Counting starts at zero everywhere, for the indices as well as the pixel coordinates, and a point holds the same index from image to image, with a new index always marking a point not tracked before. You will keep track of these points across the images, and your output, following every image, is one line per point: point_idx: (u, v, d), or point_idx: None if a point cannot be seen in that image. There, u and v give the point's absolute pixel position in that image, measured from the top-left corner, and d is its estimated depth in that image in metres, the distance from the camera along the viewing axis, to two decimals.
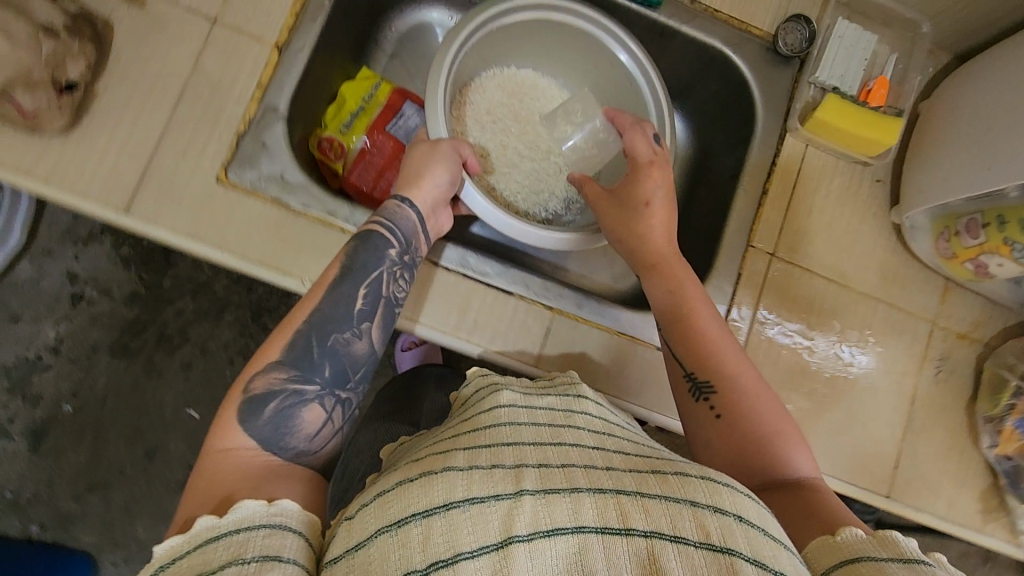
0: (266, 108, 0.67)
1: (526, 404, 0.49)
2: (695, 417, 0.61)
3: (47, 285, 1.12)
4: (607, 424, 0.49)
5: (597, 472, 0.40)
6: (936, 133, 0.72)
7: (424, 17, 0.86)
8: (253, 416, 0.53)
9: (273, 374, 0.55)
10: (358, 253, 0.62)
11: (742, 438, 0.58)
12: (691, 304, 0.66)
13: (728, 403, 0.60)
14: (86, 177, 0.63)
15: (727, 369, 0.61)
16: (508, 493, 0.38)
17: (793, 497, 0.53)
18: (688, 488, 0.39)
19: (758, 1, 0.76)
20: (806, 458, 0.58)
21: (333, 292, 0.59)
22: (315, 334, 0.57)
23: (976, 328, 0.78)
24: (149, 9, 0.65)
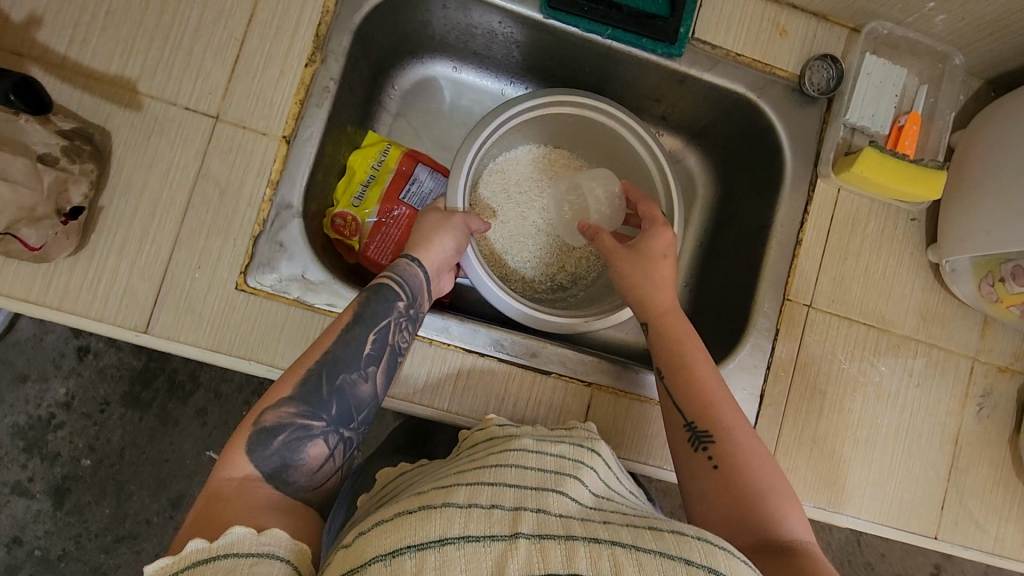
0: (279, 206, 0.63)
1: (536, 450, 0.49)
2: (689, 466, 0.58)
3: (51, 341, 1.05)
4: (611, 487, 0.50)
5: (593, 524, 0.40)
6: (972, 175, 0.70)
7: (428, 72, 0.81)
8: (259, 446, 0.50)
9: (284, 409, 0.53)
10: (369, 303, 0.59)
11: (739, 494, 0.55)
12: (691, 350, 0.63)
13: (728, 456, 0.57)
14: (98, 297, 0.60)
15: (727, 419, 0.58)
16: (504, 535, 0.37)
17: (785, 559, 0.50)
18: (683, 545, 0.39)
19: (780, 41, 0.73)
20: (798, 519, 0.55)
21: (346, 333, 0.57)
22: (326, 372, 0.55)
23: (1018, 359, 0.76)
24: (145, 111, 0.61)
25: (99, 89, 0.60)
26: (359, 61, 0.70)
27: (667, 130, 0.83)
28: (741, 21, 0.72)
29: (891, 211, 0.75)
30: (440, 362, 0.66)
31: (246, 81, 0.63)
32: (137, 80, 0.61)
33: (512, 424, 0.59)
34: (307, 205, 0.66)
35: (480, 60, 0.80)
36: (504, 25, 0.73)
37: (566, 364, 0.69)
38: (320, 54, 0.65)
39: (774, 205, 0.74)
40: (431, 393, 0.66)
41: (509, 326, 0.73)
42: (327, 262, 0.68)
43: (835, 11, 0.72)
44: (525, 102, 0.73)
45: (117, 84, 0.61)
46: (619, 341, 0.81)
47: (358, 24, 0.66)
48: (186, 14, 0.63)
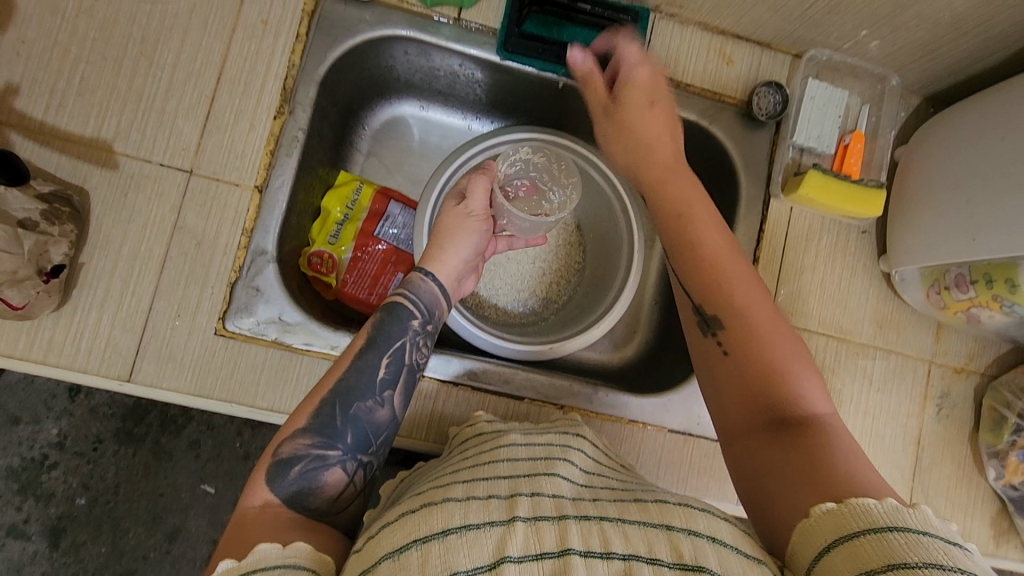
0: (254, 252, 0.66)
1: (525, 442, 0.52)
2: (703, 354, 0.55)
3: (42, 383, 1.07)
4: (599, 462, 0.52)
5: (583, 503, 0.42)
6: (914, 190, 0.73)
7: (396, 112, 0.84)
8: (277, 477, 0.51)
9: (299, 440, 0.53)
10: (382, 324, 0.59)
11: (755, 376, 0.51)
12: (700, 230, 0.59)
13: (739, 335, 0.53)
14: (82, 348, 0.62)
15: (736, 299, 0.55)
16: (501, 520, 0.39)
17: (797, 440, 0.46)
18: (667, 514, 0.41)
19: (727, 70, 0.77)
20: (821, 391, 0.50)
21: (359, 360, 0.57)
22: (339, 402, 0.55)
23: (971, 360, 0.80)
24: (121, 170, 0.64)
25: (77, 151, 0.63)
26: (327, 109, 0.74)
27: None
28: (689, 53, 0.76)
29: (842, 226, 0.78)
30: (417, 394, 0.69)
31: (217, 135, 0.66)
32: (112, 141, 0.64)
33: (500, 419, 0.62)
34: (282, 249, 0.69)
35: (445, 98, 0.83)
36: (465, 67, 0.76)
37: (538, 389, 0.71)
38: (288, 106, 0.68)
39: (730, 225, 0.77)
40: (410, 424, 0.69)
41: (482, 355, 0.76)
42: (304, 302, 0.71)
43: (777, 40, 0.76)
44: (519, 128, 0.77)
45: (93, 145, 0.64)
46: (594, 361, 0.84)
47: (323, 75, 0.69)
48: (158, 75, 0.66)
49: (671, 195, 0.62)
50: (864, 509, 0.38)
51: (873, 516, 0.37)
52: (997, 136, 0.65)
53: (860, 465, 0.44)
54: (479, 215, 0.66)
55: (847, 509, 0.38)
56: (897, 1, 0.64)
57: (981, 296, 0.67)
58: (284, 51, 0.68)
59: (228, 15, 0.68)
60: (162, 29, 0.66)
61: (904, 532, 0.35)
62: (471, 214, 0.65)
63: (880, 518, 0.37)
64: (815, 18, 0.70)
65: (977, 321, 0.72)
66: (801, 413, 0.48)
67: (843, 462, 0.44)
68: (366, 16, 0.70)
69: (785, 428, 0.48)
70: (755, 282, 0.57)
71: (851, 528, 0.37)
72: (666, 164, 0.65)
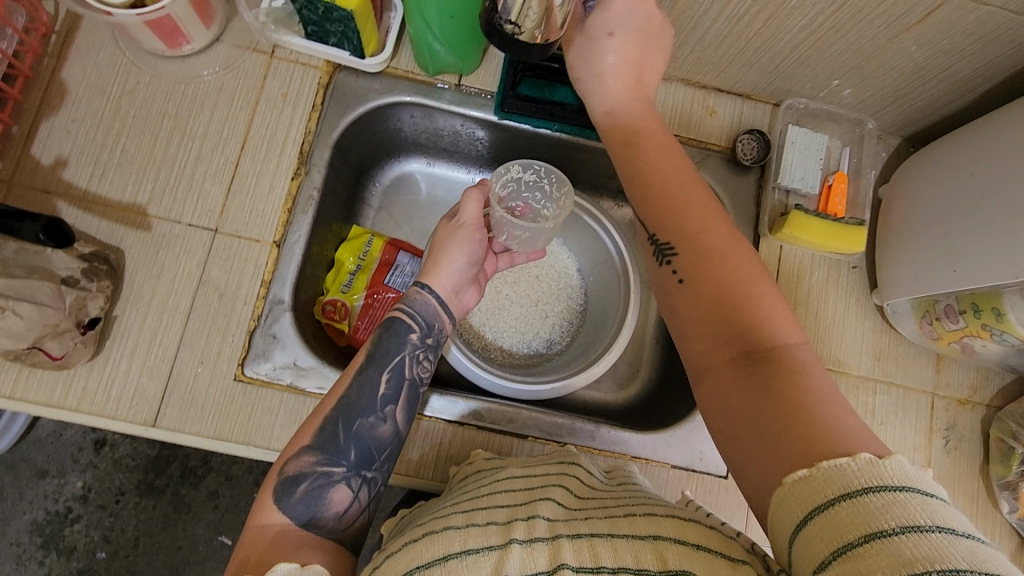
0: (272, 302, 0.71)
1: (525, 473, 0.54)
2: (662, 285, 0.61)
3: (69, 436, 1.11)
4: (593, 487, 0.54)
5: (575, 522, 0.44)
6: (898, 225, 0.76)
7: (404, 169, 0.90)
8: (284, 496, 0.55)
9: (304, 458, 0.56)
10: (381, 340, 0.63)
11: (723, 316, 0.55)
12: (664, 189, 0.63)
13: (694, 269, 0.58)
14: (112, 397, 0.66)
15: (693, 233, 0.60)
16: (498, 544, 0.42)
17: (764, 370, 0.49)
18: (654, 525, 0.43)
19: (711, 120, 0.82)
20: (790, 322, 0.53)
21: (359, 376, 0.61)
22: (341, 419, 0.59)
23: (975, 391, 0.80)
24: (153, 231, 0.70)
25: (115, 215, 0.70)
26: (340, 169, 0.80)
27: (625, 201, 0.91)
28: (674, 106, 0.82)
29: (833, 262, 0.81)
30: (423, 434, 0.71)
31: (240, 197, 0.73)
32: (147, 205, 0.71)
33: (498, 458, 0.65)
34: (297, 298, 0.74)
35: (450, 154, 0.89)
36: (467, 126, 0.83)
37: (541, 427, 0.74)
38: (304, 168, 0.74)
39: None
40: (418, 464, 0.71)
41: (487, 396, 0.78)
42: (318, 347, 0.75)
43: (756, 91, 0.82)
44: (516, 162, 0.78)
45: (130, 209, 0.70)
46: (598, 399, 0.86)
47: (336, 139, 0.76)
48: (189, 144, 0.73)
49: (641, 157, 0.65)
50: (838, 471, 0.38)
51: (848, 480, 0.38)
52: (966, 173, 0.68)
53: (822, 393, 0.47)
54: (470, 224, 0.69)
55: (818, 474, 0.39)
56: (862, 53, 0.69)
57: (971, 326, 0.68)
58: (301, 119, 0.75)
59: (252, 90, 0.75)
60: (193, 105, 0.74)
61: (881, 493, 0.36)
62: (463, 223, 0.68)
63: (853, 483, 0.37)
64: (789, 71, 0.75)
65: (972, 351, 0.73)
66: (768, 343, 0.51)
67: (809, 392, 0.47)
68: (375, 85, 0.77)
69: (752, 359, 0.51)
70: (720, 226, 0.60)
71: (829, 495, 0.38)
72: (642, 136, 0.66)
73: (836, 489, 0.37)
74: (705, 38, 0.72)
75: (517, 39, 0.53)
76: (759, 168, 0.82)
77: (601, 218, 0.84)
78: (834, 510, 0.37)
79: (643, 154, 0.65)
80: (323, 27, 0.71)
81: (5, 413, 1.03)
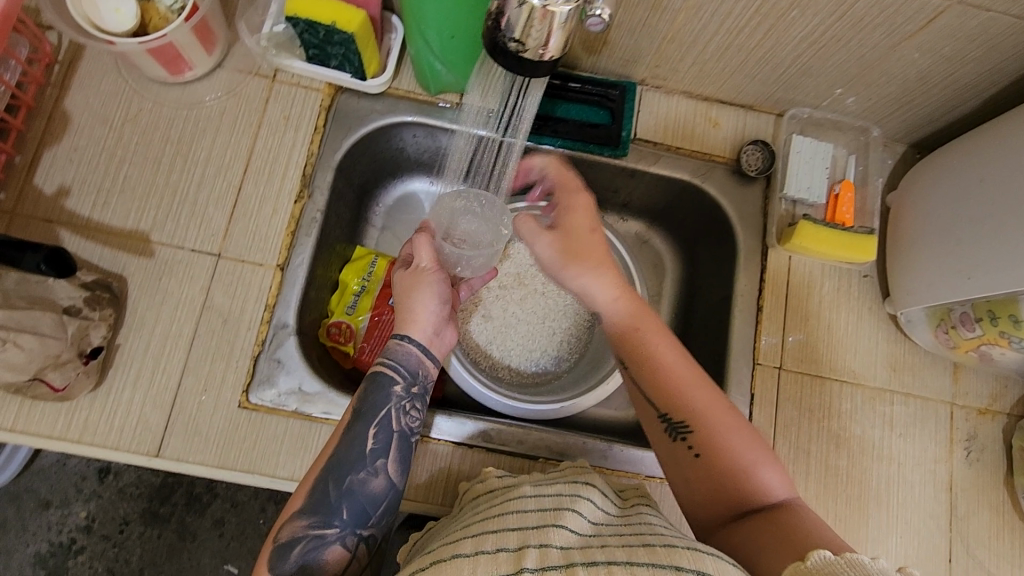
0: (276, 326, 0.70)
1: (536, 493, 0.52)
2: (671, 456, 0.57)
3: (73, 465, 1.10)
4: (608, 512, 0.52)
5: (592, 550, 0.43)
6: (907, 232, 0.75)
7: (407, 188, 0.90)
8: (279, 560, 0.54)
9: (297, 522, 0.56)
10: (366, 394, 0.61)
11: (721, 472, 0.54)
12: (654, 344, 0.61)
13: (707, 441, 0.56)
14: (115, 427, 0.65)
15: (696, 406, 0.57)
16: (509, 573, 0.40)
17: (765, 522, 0.50)
18: (674, 556, 0.41)
19: (714, 132, 0.82)
20: (779, 473, 0.55)
21: (347, 433, 0.60)
22: (331, 477, 0.58)
23: (995, 400, 0.78)
24: (156, 257, 0.70)
25: (118, 242, 0.70)
26: (343, 191, 0.80)
27: (630, 216, 0.91)
28: (676, 119, 0.81)
29: (843, 271, 0.80)
30: (432, 457, 0.70)
31: (243, 221, 0.72)
32: (150, 231, 0.70)
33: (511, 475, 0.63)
34: (302, 322, 0.73)
35: None
36: None
37: (552, 447, 0.72)
38: (307, 190, 0.74)
39: (732, 276, 0.80)
40: (427, 489, 0.69)
41: (496, 416, 0.77)
42: (323, 371, 0.74)
43: (759, 102, 0.81)
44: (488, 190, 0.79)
45: (132, 236, 0.70)
46: (609, 418, 0.85)
47: (338, 160, 0.76)
48: (191, 170, 0.73)
49: (622, 311, 0.64)
50: (857, 562, 0.40)
51: (867, 566, 0.40)
52: (976, 178, 0.67)
53: (825, 534, 0.47)
54: (430, 267, 0.68)
55: (836, 563, 0.41)
56: (865, 62, 0.69)
57: (988, 333, 0.67)
58: (304, 142, 0.75)
59: (254, 114, 0.75)
60: (195, 130, 0.74)
61: None
62: (422, 268, 0.67)
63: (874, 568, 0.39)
64: (791, 80, 0.75)
65: (989, 359, 0.72)
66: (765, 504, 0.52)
67: (807, 529, 0.48)
68: (377, 106, 0.77)
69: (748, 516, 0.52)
70: (717, 398, 0.58)
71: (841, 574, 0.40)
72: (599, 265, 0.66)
73: (853, 572, 0.40)
74: (707, 50, 0.72)
75: (523, 56, 0.50)
76: (765, 179, 0.81)
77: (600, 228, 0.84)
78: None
79: (632, 315, 0.63)
80: (324, 50, 0.71)
81: (7, 444, 1.02)
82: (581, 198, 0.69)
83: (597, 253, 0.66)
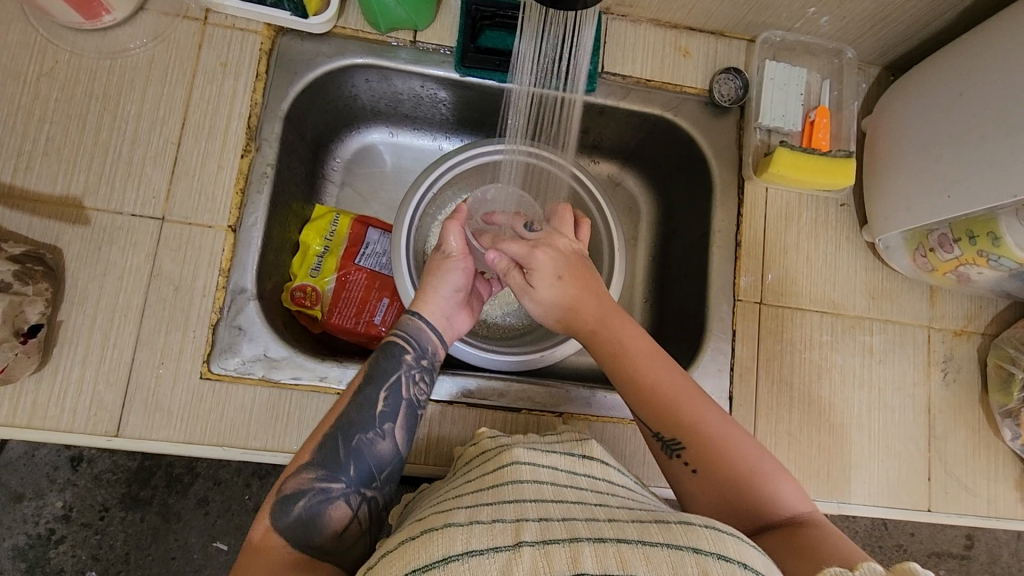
0: (234, 291, 0.65)
1: (533, 460, 0.49)
2: (674, 475, 0.55)
3: (43, 455, 0.99)
4: (612, 485, 0.49)
5: (599, 524, 0.40)
6: (884, 155, 0.74)
7: (366, 140, 0.84)
8: (281, 514, 0.51)
9: (303, 475, 0.53)
10: (377, 360, 0.60)
11: (731, 482, 0.52)
12: (644, 368, 0.57)
13: (705, 457, 0.53)
14: (67, 408, 0.61)
15: (694, 422, 0.55)
16: (507, 545, 0.37)
17: (787, 535, 0.48)
18: (691, 535, 0.38)
19: (685, 62, 0.78)
20: (795, 491, 0.52)
21: (358, 396, 0.57)
22: (341, 434, 0.55)
23: (971, 321, 0.78)
24: (93, 224, 0.64)
25: (49, 211, 0.64)
26: (295, 144, 0.74)
27: (602, 157, 0.87)
28: (645, 50, 0.77)
29: (820, 201, 0.78)
30: None
31: (187, 180, 0.67)
32: (82, 197, 0.64)
33: (503, 434, 0.59)
34: (262, 286, 0.68)
35: (413, 121, 0.83)
36: (427, 88, 0.76)
37: (533, 398, 0.70)
38: (254, 143, 0.68)
39: (708, 212, 0.77)
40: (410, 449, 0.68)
41: (473, 369, 0.74)
42: (289, 336, 0.70)
43: (730, 27, 0.77)
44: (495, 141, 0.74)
45: (64, 203, 0.64)
46: (590, 364, 0.83)
47: (286, 110, 0.70)
48: (123, 126, 0.66)
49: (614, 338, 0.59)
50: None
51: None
52: (955, 95, 0.65)
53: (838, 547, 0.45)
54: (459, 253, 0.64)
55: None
56: None
57: (966, 253, 0.67)
58: (246, 90, 0.69)
59: (186, 62, 0.69)
60: (123, 82, 0.67)
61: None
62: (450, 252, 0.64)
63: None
64: (763, 1, 0.71)
65: (967, 280, 0.71)
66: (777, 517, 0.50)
67: (825, 545, 0.46)
68: (324, 48, 0.71)
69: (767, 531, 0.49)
70: (713, 412, 0.56)
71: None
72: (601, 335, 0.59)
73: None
74: None
75: None
76: (739, 109, 0.78)
77: (562, 163, 0.73)
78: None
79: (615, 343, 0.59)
80: None
81: None
82: (544, 251, 0.61)
83: (593, 305, 0.60)
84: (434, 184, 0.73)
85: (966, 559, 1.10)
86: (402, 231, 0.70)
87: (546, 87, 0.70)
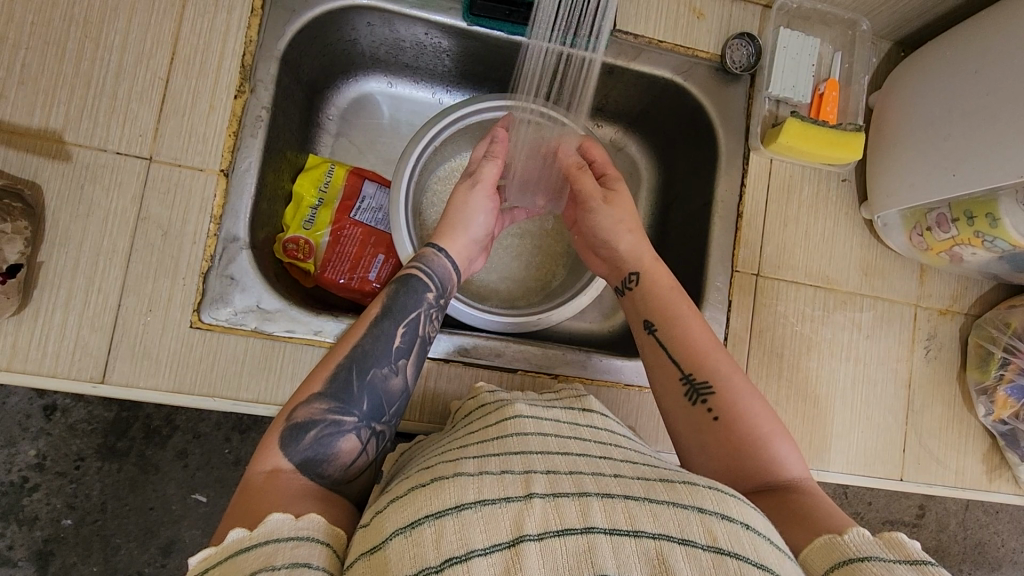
0: (225, 239, 0.63)
1: (534, 414, 0.48)
2: (690, 422, 0.56)
3: (14, 403, 0.95)
4: (613, 435, 0.49)
5: (605, 479, 0.40)
6: (892, 130, 0.73)
7: (363, 89, 0.81)
8: (291, 442, 0.50)
9: (314, 405, 0.52)
10: (397, 294, 0.59)
11: (743, 441, 0.53)
12: (686, 312, 0.61)
13: (727, 407, 0.55)
14: (49, 352, 0.59)
15: (722, 370, 0.57)
16: (518, 496, 0.37)
17: (789, 500, 0.49)
18: (696, 495, 0.39)
19: (699, 24, 0.76)
20: (796, 454, 0.54)
21: (374, 328, 0.57)
22: (356, 367, 0.54)
23: (956, 301, 0.80)
24: (75, 160, 0.61)
25: (27, 144, 0.60)
26: (291, 88, 0.70)
27: (606, 120, 0.85)
28: (659, 9, 0.75)
29: (823, 174, 0.78)
30: None
31: (176, 120, 0.63)
32: (63, 131, 0.61)
33: (502, 389, 0.59)
34: (256, 235, 0.66)
35: (413, 71, 0.80)
36: (431, 35, 0.73)
37: (530, 359, 0.70)
38: (248, 84, 0.65)
39: (711, 181, 0.76)
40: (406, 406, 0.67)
41: (469, 329, 0.74)
42: (282, 288, 0.68)
43: None
44: (494, 95, 0.72)
45: (43, 137, 0.60)
46: (582, 329, 0.83)
47: (283, 50, 0.66)
48: (106, 57, 0.62)
49: (657, 285, 0.63)
50: (897, 544, 0.40)
51: (909, 550, 0.40)
52: (972, 70, 0.65)
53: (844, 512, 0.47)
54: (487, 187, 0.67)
55: (876, 542, 0.41)
56: None
57: (962, 233, 0.68)
58: (240, 26, 0.65)
59: None
60: (106, 9, 0.63)
61: (912, 565, 0.39)
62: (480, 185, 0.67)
63: (916, 553, 0.39)
64: None
65: (959, 259, 0.73)
66: (784, 479, 0.52)
67: (829, 507, 0.48)
68: None
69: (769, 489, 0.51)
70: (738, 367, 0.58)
71: (858, 554, 0.40)
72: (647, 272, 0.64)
73: (860, 550, 0.40)
74: None
75: None
76: (749, 77, 0.77)
77: (573, 128, 0.71)
78: (868, 567, 0.39)
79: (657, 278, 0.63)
80: None
81: None
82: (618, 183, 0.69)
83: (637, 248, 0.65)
84: (434, 138, 0.70)
85: (917, 527, 1.16)
86: (403, 186, 0.68)
87: (573, 48, 0.67)
